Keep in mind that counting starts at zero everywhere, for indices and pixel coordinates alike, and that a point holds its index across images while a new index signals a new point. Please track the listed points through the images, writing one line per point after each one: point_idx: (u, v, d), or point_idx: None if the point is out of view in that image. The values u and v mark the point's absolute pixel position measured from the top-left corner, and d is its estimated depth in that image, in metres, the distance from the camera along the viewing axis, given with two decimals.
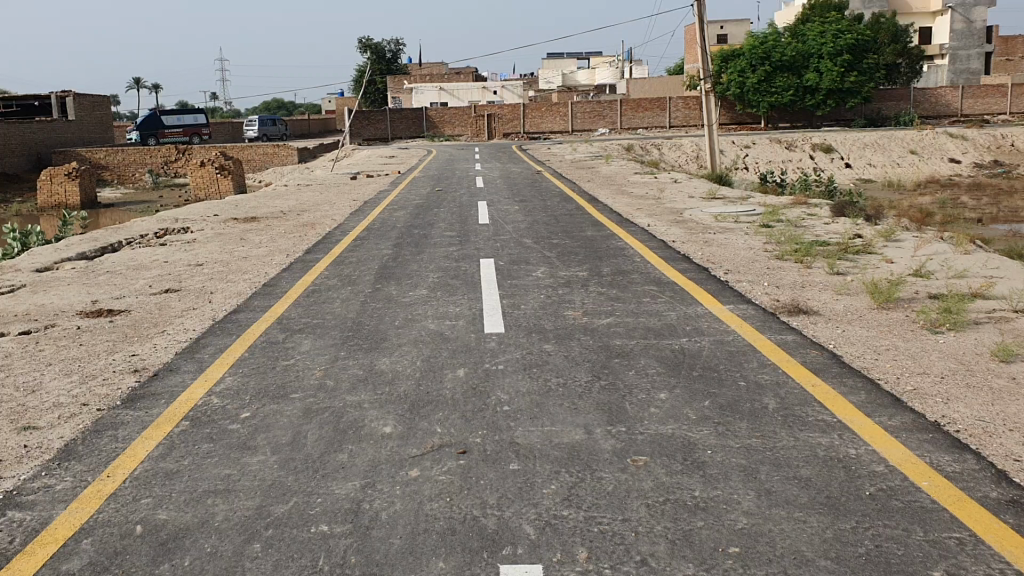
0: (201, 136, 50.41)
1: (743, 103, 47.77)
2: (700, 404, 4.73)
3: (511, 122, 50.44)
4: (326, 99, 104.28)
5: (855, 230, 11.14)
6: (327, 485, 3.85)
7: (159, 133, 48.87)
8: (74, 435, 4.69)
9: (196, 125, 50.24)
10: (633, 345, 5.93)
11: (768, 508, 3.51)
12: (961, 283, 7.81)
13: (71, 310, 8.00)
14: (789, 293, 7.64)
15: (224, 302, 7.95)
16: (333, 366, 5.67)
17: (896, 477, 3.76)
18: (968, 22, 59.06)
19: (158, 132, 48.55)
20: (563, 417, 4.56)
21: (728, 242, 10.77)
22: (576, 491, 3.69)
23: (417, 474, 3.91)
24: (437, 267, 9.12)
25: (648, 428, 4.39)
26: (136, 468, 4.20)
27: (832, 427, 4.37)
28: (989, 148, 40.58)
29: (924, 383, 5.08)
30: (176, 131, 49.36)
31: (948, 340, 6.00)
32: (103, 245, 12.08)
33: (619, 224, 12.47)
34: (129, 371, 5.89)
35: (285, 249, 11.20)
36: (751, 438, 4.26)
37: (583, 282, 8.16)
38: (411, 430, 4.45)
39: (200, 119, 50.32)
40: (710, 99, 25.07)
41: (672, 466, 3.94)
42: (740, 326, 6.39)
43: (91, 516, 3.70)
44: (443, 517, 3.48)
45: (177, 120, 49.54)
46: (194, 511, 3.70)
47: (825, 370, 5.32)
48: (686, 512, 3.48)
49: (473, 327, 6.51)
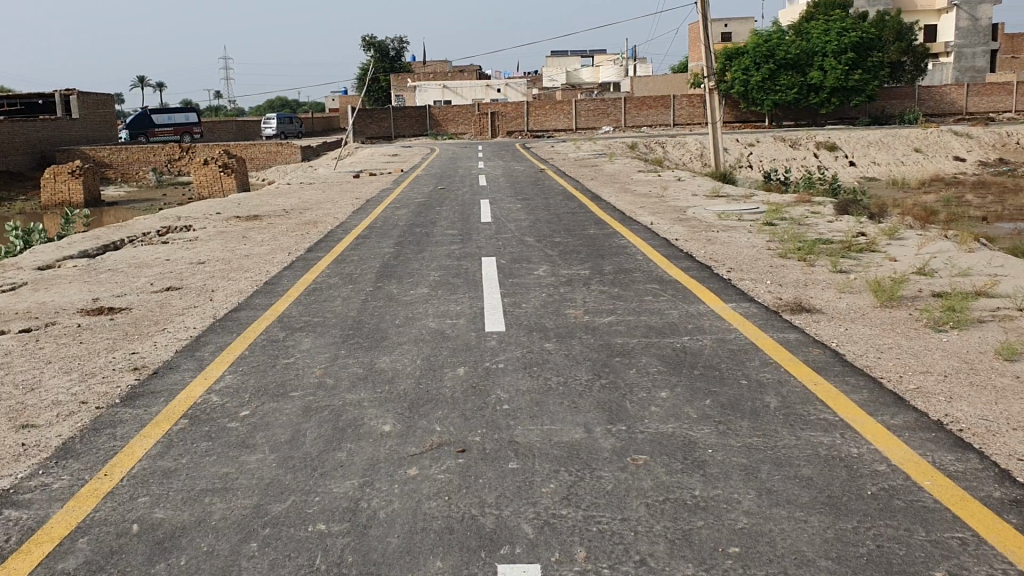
0: (192, 135, 50.65)
1: (747, 102, 47.67)
2: (700, 403, 4.70)
3: (515, 120, 50.36)
4: (330, 97, 104.25)
5: (859, 229, 11.10)
6: (325, 483, 3.83)
7: (149, 133, 49.12)
8: (72, 434, 4.67)
9: (186, 126, 50.66)
10: (635, 343, 5.90)
11: (768, 508, 3.48)
12: (965, 281, 7.76)
13: (72, 308, 7.99)
14: (792, 291, 7.60)
15: (225, 301, 7.93)
16: (333, 365, 5.65)
17: (898, 477, 3.73)
18: (973, 20, 58.84)
19: (148, 131, 48.93)
20: (563, 416, 4.53)
21: (731, 240, 10.72)
22: (575, 491, 3.66)
23: (415, 473, 3.88)
24: (439, 266, 9.10)
25: (648, 426, 4.37)
26: (134, 466, 4.18)
27: (835, 427, 4.33)
28: (994, 146, 40.47)
29: (927, 382, 5.04)
30: (166, 130, 49.73)
31: (952, 339, 5.95)
32: (106, 243, 12.06)
33: (622, 222, 12.43)
34: (128, 369, 5.88)
35: (287, 247, 11.18)
36: (753, 437, 4.23)
37: (585, 281, 8.13)
38: (410, 429, 4.43)
39: (191, 119, 50.73)
40: (714, 97, 25.02)
41: (672, 464, 3.91)
42: (742, 324, 6.36)
43: (87, 515, 3.68)
44: (441, 516, 3.46)
45: (166, 120, 50.04)
46: (191, 509, 3.68)
47: (828, 368, 5.28)
48: (685, 512, 3.45)
49: (473, 326, 6.48)
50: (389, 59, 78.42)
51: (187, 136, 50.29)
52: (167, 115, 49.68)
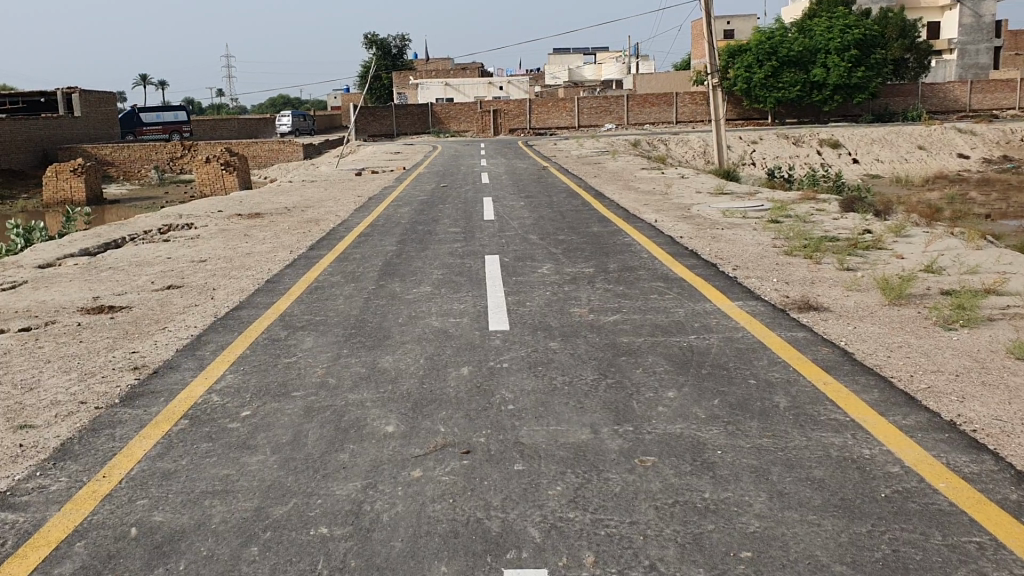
0: (181, 133, 50.97)
1: (750, 99, 47.51)
2: (708, 403, 4.62)
3: (517, 118, 50.23)
4: (331, 95, 104.10)
5: (864, 226, 11.02)
6: (327, 486, 3.76)
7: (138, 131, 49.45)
8: (71, 435, 4.60)
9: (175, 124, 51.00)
10: (641, 342, 5.83)
11: (780, 510, 3.41)
12: (974, 278, 7.68)
13: (72, 307, 7.92)
14: (799, 289, 7.52)
15: (226, 299, 7.86)
16: (335, 364, 5.58)
17: (912, 479, 3.66)
18: (976, 17, 58.67)
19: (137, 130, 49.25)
20: (569, 416, 4.45)
21: (736, 238, 10.64)
22: (582, 493, 3.59)
23: (419, 475, 3.81)
24: (441, 264, 9.02)
25: (656, 427, 4.29)
26: (133, 468, 4.11)
27: (846, 427, 4.26)
28: (998, 143, 40.33)
29: (938, 381, 4.95)
30: (154, 129, 50.06)
31: (962, 337, 5.87)
32: (106, 241, 12.00)
33: (626, 220, 12.34)
34: (128, 369, 5.81)
35: (289, 245, 11.12)
36: (762, 438, 4.16)
37: (589, 279, 8.05)
38: (413, 430, 4.36)
39: (180, 117, 51.06)
40: (717, 94, 24.92)
41: (680, 466, 3.84)
42: (749, 322, 6.28)
43: (85, 519, 3.62)
44: (446, 520, 3.39)
45: (155, 118, 50.37)
46: (191, 512, 3.61)
47: (837, 368, 5.21)
48: (696, 515, 3.38)
49: (476, 324, 6.41)
50: (391, 56, 78.32)
51: (177, 134, 50.65)
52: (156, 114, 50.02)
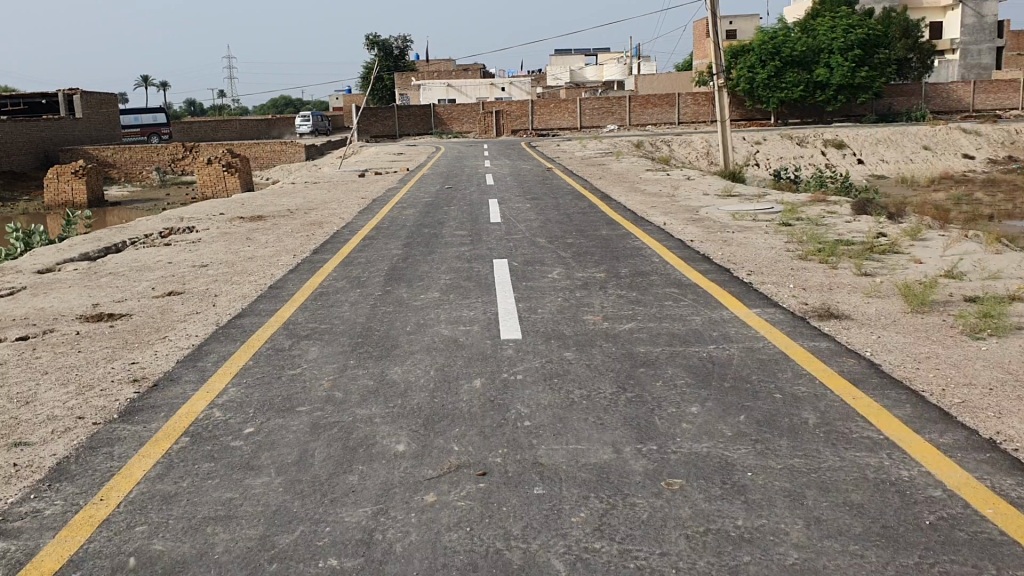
0: (159, 135, 51.67)
1: (753, 99, 47.27)
2: (734, 419, 4.41)
3: (520, 119, 49.97)
4: (333, 95, 103.87)
5: (879, 229, 10.80)
6: (336, 512, 3.56)
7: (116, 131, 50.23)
8: (68, 453, 4.40)
9: (155, 126, 51.75)
10: (659, 351, 5.62)
11: (819, 540, 3.20)
12: (997, 284, 7.47)
13: (70, 314, 7.73)
14: (818, 296, 7.31)
15: (228, 306, 7.66)
16: (341, 376, 5.38)
17: (958, 504, 3.45)
18: (979, 16, 58.36)
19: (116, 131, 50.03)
20: (589, 433, 4.25)
21: (748, 241, 10.42)
22: (608, 520, 3.38)
23: (434, 500, 3.61)
24: (449, 269, 8.81)
25: (682, 446, 4.08)
26: (131, 491, 3.91)
27: (881, 446, 4.04)
28: (1003, 143, 40.08)
29: (973, 396, 4.73)
30: (133, 130, 50.84)
31: (992, 347, 5.66)
32: (107, 245, 11.81)
33: (634, 223, 12.15)
34: (128, 381, 5.60)
35: (292, 249, 10.92)
36: (795, 458, 3.94)
37: (601, 284, 7.85)
38: (426, 448, 4.16)
39: (159, 119, 51.81)
40: (723, 95, 24.71)
41: (710, 490, 3.63)
42: (769, 331, 6.08)
43: (81, 547, 3.41)
44: (463, 550, 3.19)
45: (135, 121, 51.14)
46: (193, 540, 3.40)
47: (866, 381, 4.99)
48: (730, 545, 3.17)
49: (487, 333, 6.20)
50: (393, 58, 78.07)
51: (156, 137, 51.71)
52: (135, 116, 50.82)
